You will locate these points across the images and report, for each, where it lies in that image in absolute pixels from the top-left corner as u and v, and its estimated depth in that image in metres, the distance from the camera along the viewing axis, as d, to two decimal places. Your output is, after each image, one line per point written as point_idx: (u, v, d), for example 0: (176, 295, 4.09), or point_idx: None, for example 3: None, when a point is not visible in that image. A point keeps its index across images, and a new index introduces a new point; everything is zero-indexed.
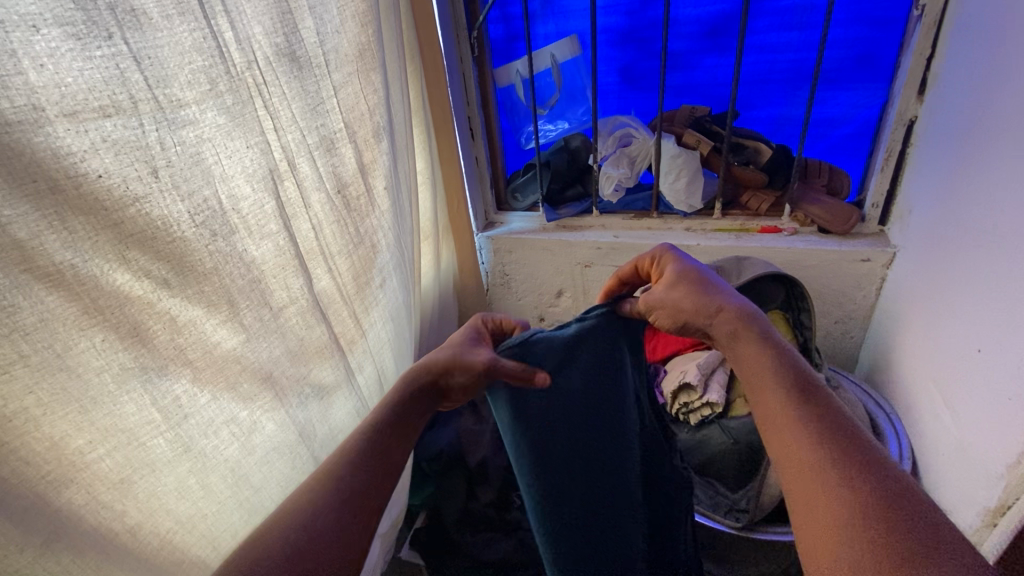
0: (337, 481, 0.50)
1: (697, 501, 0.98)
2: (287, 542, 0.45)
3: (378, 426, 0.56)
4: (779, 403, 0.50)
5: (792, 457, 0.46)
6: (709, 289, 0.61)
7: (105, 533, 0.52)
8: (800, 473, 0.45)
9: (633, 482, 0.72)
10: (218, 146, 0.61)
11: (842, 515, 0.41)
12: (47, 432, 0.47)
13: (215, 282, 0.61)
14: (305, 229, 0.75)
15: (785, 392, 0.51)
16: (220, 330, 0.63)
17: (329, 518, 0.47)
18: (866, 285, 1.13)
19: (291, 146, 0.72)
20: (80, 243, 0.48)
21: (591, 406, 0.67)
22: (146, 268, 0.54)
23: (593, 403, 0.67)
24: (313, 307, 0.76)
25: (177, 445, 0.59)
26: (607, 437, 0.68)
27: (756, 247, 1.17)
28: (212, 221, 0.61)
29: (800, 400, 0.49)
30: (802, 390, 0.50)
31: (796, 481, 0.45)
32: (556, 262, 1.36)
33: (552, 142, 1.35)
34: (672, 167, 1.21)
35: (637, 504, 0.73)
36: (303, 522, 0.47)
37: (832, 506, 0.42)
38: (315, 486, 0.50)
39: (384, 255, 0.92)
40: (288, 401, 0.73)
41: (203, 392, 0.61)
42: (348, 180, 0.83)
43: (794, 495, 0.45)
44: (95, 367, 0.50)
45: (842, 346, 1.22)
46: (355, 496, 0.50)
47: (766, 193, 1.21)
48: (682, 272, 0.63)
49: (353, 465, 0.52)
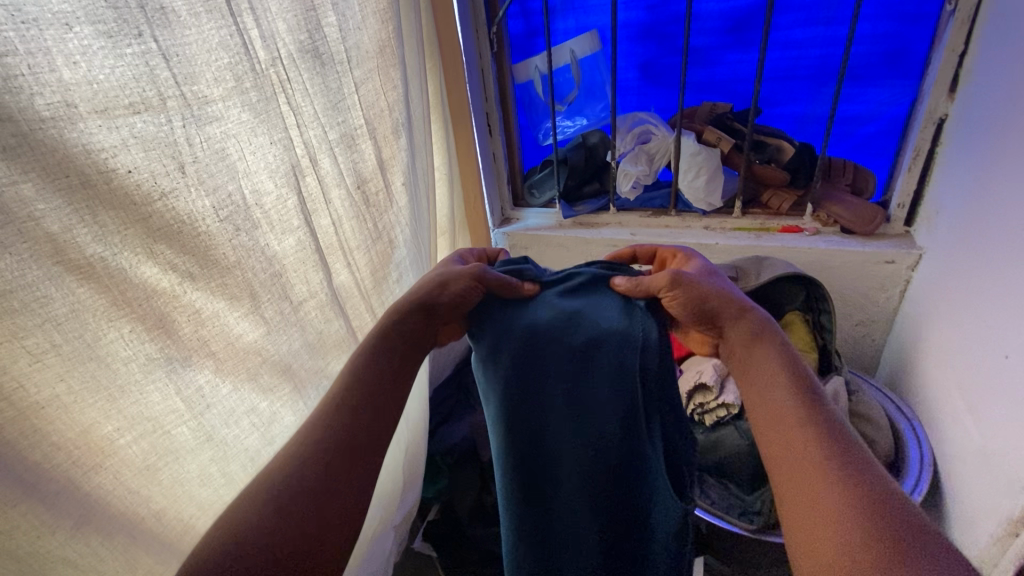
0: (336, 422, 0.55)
1: (710, 500, 0.96)
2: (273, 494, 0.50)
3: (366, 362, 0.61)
4: (787, 407, 0.54)
5: (796, 451, 0.51)
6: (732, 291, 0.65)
7: (132, 517, 0.54)
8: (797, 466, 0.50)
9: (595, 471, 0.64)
10: (242, 142, 0.62)
11: (840, 507, 0.45)
12: (77, 418, 0.49)
13: (238, 276, 0.63)
14: (325, 224, 0.76)
15: (792, 393, 0.55)
16: (242, 323, 0.64)
17: (312, 467, 0.51)
18: (890, 287, 1.11)
19: (313, 142, 0.72)
20: (110, 237, 0.50)
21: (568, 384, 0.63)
22: (172, 261, 0.56)
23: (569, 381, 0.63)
24: (332, 302, 0.77)
25: (199, 434, 0.60)
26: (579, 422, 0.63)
27: (776, 247, 1.16)
28: (236, 216, 0.62)
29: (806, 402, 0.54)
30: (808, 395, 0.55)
31: (797, 473, 0.49)
32: (572, 258, 1.36)
33: (570, 138, 1.35)
34: (691, 164, 1.20)
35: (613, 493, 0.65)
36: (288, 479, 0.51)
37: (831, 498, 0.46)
38: (303, 448, 0.53)
39: (401, 250, 0.93)
40: (306, 393, 0.75)
41: (225, 382, 0.63)
42: (368, 176, 0.83)
43: (786, 487, 0.50)
44: (123, 357, 0.52)
45: (862, 349, 1.20)
46: (346, 442, 0.54)
47: (787, 192, 1.20)
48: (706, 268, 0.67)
49: (338, 428, 0.55)
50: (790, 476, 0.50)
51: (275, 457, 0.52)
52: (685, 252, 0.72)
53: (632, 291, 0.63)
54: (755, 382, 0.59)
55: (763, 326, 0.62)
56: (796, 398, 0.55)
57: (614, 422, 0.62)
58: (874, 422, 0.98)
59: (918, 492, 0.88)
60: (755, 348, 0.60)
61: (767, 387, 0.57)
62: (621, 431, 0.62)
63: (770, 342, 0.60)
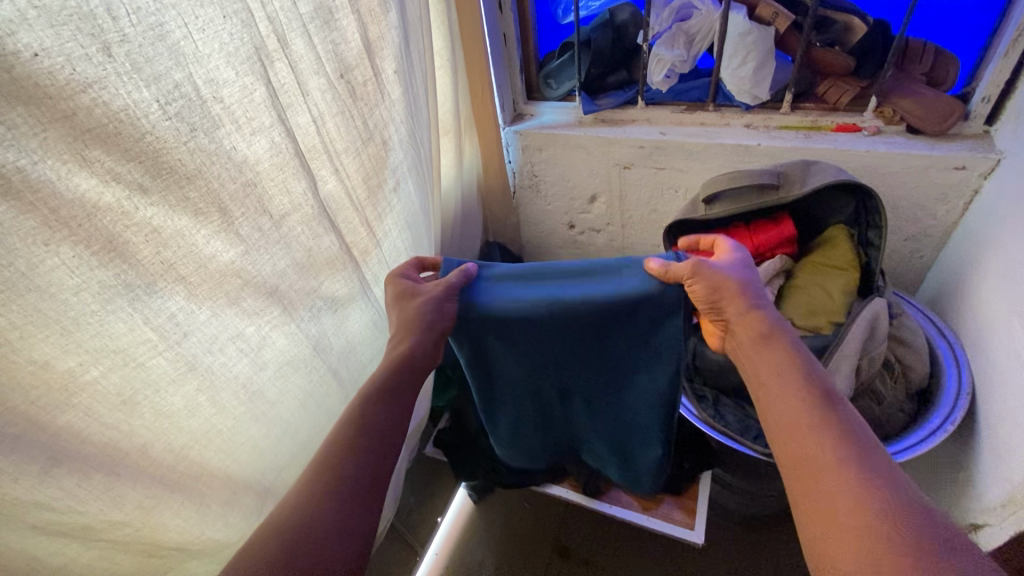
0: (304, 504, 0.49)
1: (727, 423, 0.93)
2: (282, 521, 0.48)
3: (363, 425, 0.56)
4: (766, 349, 0.60)
5: (795, 421, 0.52)
6: (778, 338, 0.60)
7: (112, 453, 0.51)
8: (834, 500, 0.45)
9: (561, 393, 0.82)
10: (185, 15, 0.49)
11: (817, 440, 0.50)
12: (27, 355, 0.43)
13: (202, 186, 0.53)
14: (304, 122, 0.64)
15: (763, 330, 0.61)
16: (214, 242, 0.56)
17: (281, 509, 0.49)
18: (953, 198, 0.97)
19: (279, 17, 0.59)
20: (24, 141, 0.40)
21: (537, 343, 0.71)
22: (114, 171, 0.46)
23: (519, 351, 0.73)
24: (320, 215, 0.68)
25: (180, 364, 0.55)
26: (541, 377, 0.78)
27: (827, 149, 1.01)
28: (190, 112, 0.51)
29: (772, 335, 0.61)
30: (772, 334, 0.61)
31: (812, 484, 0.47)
32: (592, 162, 1.23)
33: (595, 15, 1.16)
34: (739, 48, 1.01)
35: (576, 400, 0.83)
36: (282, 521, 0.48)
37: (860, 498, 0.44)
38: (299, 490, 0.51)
39: (397, 153, 0.82)
40: (298, 315, 0.68)
41: (201, 308, 0.56)
42: (352, 61, 0.70)
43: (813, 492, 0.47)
44: (70, 287, 0.45)
45: (906, 266, 1.09)
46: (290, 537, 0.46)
47: (849, 82, 1.02)
48: (715, 284, 0.63)
49: (297, 533, 0.47)
50: (819, 491, 0.47)
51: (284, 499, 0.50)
52: (733, 245, 0.71)
53: (660, 283, 0.63)
54: (767, 380, 0.58)
55: (773, 330, 0.61)
56: (764, 331, 0.61)
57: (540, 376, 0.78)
58: (914, 347, 0.91)
59: (950, 420, 0.82)
60: (771, 359, 0.59)
61: (772, 378, 0.57)
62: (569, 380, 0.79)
63: (780, 347, 0.59)
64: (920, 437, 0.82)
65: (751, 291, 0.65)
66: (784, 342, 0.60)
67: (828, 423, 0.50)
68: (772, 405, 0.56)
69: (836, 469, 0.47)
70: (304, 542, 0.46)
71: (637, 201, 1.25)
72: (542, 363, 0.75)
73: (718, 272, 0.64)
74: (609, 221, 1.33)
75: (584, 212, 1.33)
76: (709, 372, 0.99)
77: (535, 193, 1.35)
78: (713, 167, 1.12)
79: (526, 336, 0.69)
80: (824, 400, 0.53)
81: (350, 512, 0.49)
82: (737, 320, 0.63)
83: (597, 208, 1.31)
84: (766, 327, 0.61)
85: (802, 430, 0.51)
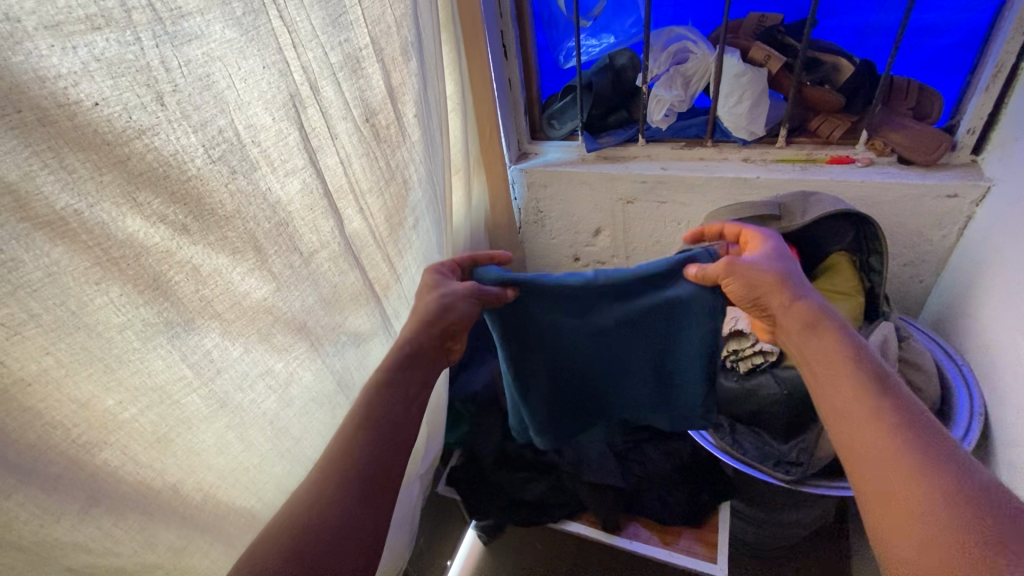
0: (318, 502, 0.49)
1: (745, 451, 0.93)
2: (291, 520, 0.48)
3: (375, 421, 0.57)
4: (813, 336, 0.60)
5: (846, 406, 0.52)
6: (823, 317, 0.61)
7: (146, 492, 0.50)
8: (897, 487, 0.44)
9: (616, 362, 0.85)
10: (230, 67, 0.52)
11: (874, 426, 0.49)
12: (72, 394, 0.43)
13: (239, 226, 0.55)
14: (333, 163, 0.67)
15: (806, 313, 0.62)
16: (249, 279, 0.57)
17: (300, 494, 0.50)
18: (947, 224, 1.01)
19: (312, 67, 0.62)
20: (82, 185, 0.42)
21: (579, 311, 0.77)
22: (161, 213, 0.48)
23: (565, 325, 0.80)
24: (346, 252, 0.70)
25: (212, 402, 0.55)
26: (581, 350, 0.84)
27: (824, 180, 1.05)
28: (231, 156, 0.53)
29: (816, 318, 0.61)
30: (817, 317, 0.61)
31: (874, 472, 0.47)
32: (595, 197, 1.27)
33: (596, 60, 1.22)
34: (733, 88, 1.07)
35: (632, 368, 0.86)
36: (300, 509, 0.48)
37: (919, 485, 0.43)
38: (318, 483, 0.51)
39: (416, 191, 0.85)
40: (324, 350, 0.69)
41: (235, 345, 0.57)
42: (377, 106, 0.73)
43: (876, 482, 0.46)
44: (116, 324, 0.46)
45: (907, 291, 1.12)
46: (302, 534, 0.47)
47: (840, 117, 1.07)
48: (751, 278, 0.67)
49: (308, 528, 0.47)
50: (880, 480, 0.46)
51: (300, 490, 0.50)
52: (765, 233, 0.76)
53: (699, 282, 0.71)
54: (819, 365, 0.58)
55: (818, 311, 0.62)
56: (807, 313, 0.62)
57: (588, 346, 0.83)
58: (924, 370, 0.92)
59: (966, 442, 0.83)
60: (820, 340, 0.59)
61: (820, 361, 0.58)
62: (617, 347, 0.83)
63: (827, 327, 0.60)
64: None
65: (791, 282, 0.66)
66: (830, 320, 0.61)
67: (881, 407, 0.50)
68: (825, 392, 0.56)
69: (894, 457, 0.46)
70: (313, 538, 0.46)
71: (641, 233, 1.29)
72: (586, 334, 0.81)
73: (756, 269, 0.67)
74: (613, 253, 1.36)
75: (589, 245, 1.37)
76: (722, 401, 0.99)
77: (540, 228, 1.39)
78: (714, 200, 1.16)
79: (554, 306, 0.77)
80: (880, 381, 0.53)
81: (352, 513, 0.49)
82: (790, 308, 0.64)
83: (602, 242, 1.35)
84: (811, 313, 0.62)
85: (854, 416, 0.51)
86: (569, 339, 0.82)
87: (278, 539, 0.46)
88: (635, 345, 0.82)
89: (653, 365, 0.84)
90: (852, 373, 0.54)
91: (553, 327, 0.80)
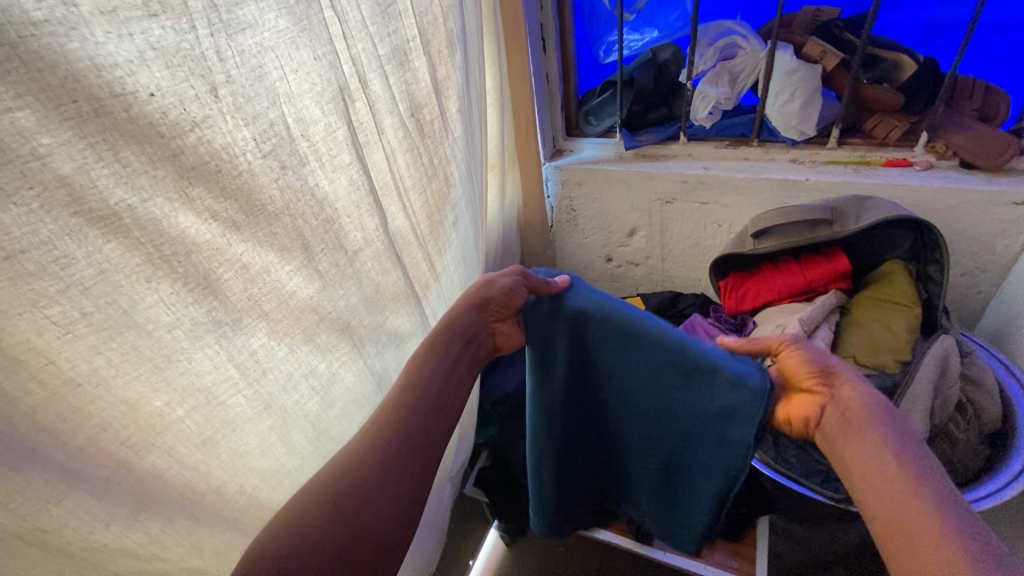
0: (362, 465, 0.54)
1: (790, 466, 0.89)
2: (335, 483, 0.52)
3: (418, 393, 0.61)
4: (860, 414, 0.59)
5: (886, 492, 0.52)
6: (881, 407, 0.59)
7: (192, 496, 0.49)
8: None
9: (633, 426, 0.79)
10: (282, 58, 0.50)
11: (915, 513, 0.49)
12: (121, 394, 0.42)
13: (288, 223, 0.53)
14: (379, 159, 0.65)
15: (861, 393, 0.61)
16: (296, 278, 0.55)
17: (346, 453, 0.55)
18: (1012, 233, 0.95)
19: (361, 58, 0.60)
20: (136, 179, 0.40)
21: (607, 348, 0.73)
22: (212, 208, 0.46)
23: (593, 368, 0.76)
24: (389, 250, 0.68)
25: (257, 403, 0.54)
26: (592, 401, 0.80)
27: (880, 184, 1.00)
28: (281, 150, 0.51)
29: (871, 402, 0.60)
30: (873, 402, 0.60)
31: (916, 558, 0.46)
32: (633, 196, 1.23)
33: (637, 54, 1.19)
34: (786, 85, 1.02)
35: (645, 440, 0.79)
36: (347, 469, 0.53)
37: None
38: (369, 447, 0.56)
39: (457, 188, 0.83)
40: (366, 351, 0.67)
41: (280, 345, 0.55)
42: (422, 101, 0.71)
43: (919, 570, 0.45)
44: (165, 324, 0.44)
45: (963, 303, 1.06)
46: (347, 502, 0.51)
47: (897, 118, 1.02)
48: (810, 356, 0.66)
49: (351, 495, 0.51)
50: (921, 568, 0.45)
51: (343, 450, 0.55)
52: None
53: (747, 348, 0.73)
54: (863, 448, 0.56)
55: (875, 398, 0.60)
56: (862, 394, 0.61)
57: (609, 395, 0.78)
58: (984, 388, 0.87)
59: None
60: (870, 423, 0.58)
61: (863, 441, 0.57)
62: (635, 409, 0.76)
63: (881, 413, 0.58)
64: (1002, 483, 0.77)
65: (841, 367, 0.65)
66: (888, 409, 0.59)
67: (923, 494, 0.50)
68: (861, 473, 0.55)
69: (935, 544, 0.46)
70: (359, 504, 0.51)
71: (679, 234, 1.25)
72: (609, 382, 0.76)
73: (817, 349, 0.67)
74: (648, 254, 1.32)
75: (624, 246, 1.33)
76: None
77: (574, 227, 1.35)
78: (759, 202, 1.12)
79: (584, 342, 0.74)
80: (917, 461, 0.53)
81: (395, 483, 0.54)
82: (844, 385, 0.63)
83: (638, 242, 1.31)
84: (871, 396, 0.60)
85: (895, 499, 0.51)
86: (592, 385, 0.78)
87: (316, 498, 0.50)
88: (652, 415, 0.75)
89: (666, 445, 0.76)
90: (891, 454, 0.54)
91: (580, 368, 0.76)
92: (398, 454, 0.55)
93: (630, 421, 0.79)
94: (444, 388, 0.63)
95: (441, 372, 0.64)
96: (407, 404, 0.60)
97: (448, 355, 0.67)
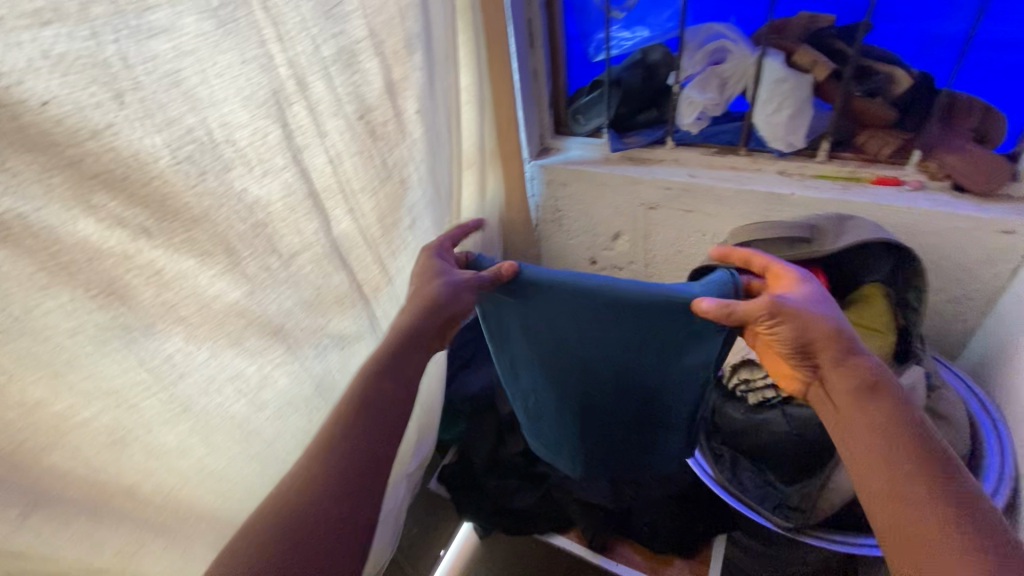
0: (304, 488, 0.52)
1: (744, 488, 0.86)
2: (274, 516, 0.50)
3: (362, 409, 0.59)
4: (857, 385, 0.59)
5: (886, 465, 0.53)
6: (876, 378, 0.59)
7: (100, 494, 0.50)
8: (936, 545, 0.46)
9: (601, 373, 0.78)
10: (204, 62, 0.49)
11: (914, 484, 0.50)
12: (17, 397, 0.43)
13: (208, 228, 0.53)
14: (320, 163, 0.64)
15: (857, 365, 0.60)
16: (218, 283, 0.55)
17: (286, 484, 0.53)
18: (1001, 262, 0.90)
19: (300, 61, 0.59)
20: (26, 188, 0.40)
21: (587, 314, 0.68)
22: (118, 215, 0.46)
23: (568, 327, 0.71)
24: (331, 254, 0.67)
25: (174, 405, 0.54)
26: (563, 356, 0.77)
27: (866, 203, 0.95)
28: (200, 156, 0.51)
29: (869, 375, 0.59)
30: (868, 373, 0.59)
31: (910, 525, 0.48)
32: (616, 199, 1.20)
33: (627, 54, 1.14)
34: (773, 94, 0.98)
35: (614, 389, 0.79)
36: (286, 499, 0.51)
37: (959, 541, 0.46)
38: (308, 472, 0.53)
39: (415, 190, 0.81)
40: (302, 353, 0.67)
41: (200, 349, 0.56)
42: (373, 102, 0.70)
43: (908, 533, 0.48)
44: (66, 329, 0.44)
45: (947, 330, 1.02)
46: (293, 529, 0.49)
47: (891, 134, 0.97)
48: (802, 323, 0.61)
49: (293, 520, 0.50)
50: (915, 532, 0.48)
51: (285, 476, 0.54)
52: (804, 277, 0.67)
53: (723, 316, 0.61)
54: (863, 420, 0.56)
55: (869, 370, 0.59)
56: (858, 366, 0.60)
57: (587, 351, 0.75)
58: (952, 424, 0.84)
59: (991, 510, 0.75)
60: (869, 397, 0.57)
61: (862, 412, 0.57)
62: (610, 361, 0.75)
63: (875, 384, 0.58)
64: None
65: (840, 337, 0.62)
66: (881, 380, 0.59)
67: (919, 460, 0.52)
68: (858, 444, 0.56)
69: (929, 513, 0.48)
70: (303, 528, 0.49)
71: (662, 241, 1.21)
72: (584, 338, 0.73)
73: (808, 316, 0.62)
74: (631, 259, 1.29)
75: (607, 249, 1.30)
76: (727, 431, 0.91)
77: (558, 227, 1.33)
78: (742, 214, 1.08)
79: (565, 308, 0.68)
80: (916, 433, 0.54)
81: (342, 502, 0.52)
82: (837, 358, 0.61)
83: (621, 246, 1.28)
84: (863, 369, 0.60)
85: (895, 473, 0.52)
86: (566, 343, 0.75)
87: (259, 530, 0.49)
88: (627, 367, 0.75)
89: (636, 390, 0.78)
90: (893, 427, 0.54)
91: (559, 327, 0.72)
92: (341, 476, 0.53)
93: (603, 373, 0.77)
94: (390, 405, 0.60)
95: (388, 383, 0.62)
96: (348, 422, 0.57)
97: (403, 358, 0.64)
